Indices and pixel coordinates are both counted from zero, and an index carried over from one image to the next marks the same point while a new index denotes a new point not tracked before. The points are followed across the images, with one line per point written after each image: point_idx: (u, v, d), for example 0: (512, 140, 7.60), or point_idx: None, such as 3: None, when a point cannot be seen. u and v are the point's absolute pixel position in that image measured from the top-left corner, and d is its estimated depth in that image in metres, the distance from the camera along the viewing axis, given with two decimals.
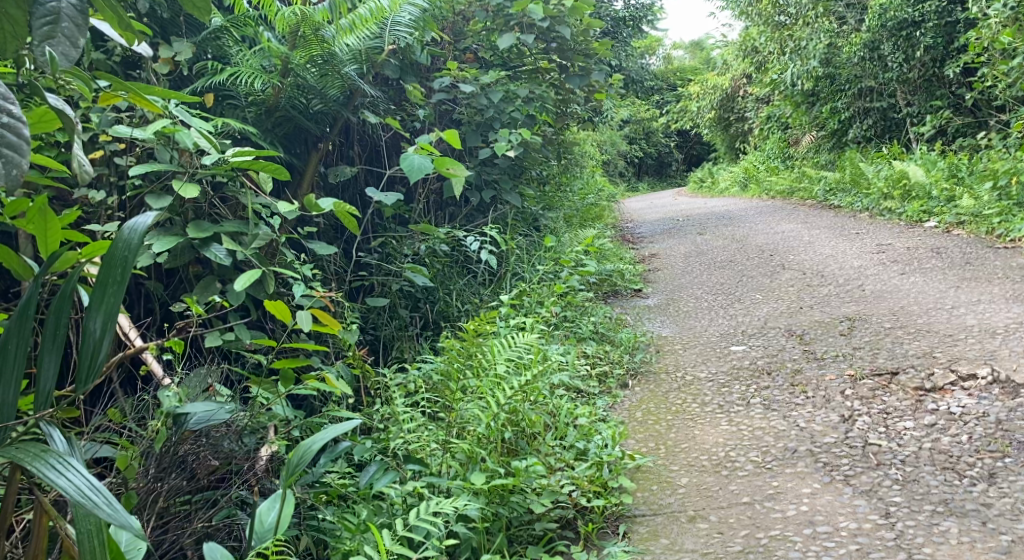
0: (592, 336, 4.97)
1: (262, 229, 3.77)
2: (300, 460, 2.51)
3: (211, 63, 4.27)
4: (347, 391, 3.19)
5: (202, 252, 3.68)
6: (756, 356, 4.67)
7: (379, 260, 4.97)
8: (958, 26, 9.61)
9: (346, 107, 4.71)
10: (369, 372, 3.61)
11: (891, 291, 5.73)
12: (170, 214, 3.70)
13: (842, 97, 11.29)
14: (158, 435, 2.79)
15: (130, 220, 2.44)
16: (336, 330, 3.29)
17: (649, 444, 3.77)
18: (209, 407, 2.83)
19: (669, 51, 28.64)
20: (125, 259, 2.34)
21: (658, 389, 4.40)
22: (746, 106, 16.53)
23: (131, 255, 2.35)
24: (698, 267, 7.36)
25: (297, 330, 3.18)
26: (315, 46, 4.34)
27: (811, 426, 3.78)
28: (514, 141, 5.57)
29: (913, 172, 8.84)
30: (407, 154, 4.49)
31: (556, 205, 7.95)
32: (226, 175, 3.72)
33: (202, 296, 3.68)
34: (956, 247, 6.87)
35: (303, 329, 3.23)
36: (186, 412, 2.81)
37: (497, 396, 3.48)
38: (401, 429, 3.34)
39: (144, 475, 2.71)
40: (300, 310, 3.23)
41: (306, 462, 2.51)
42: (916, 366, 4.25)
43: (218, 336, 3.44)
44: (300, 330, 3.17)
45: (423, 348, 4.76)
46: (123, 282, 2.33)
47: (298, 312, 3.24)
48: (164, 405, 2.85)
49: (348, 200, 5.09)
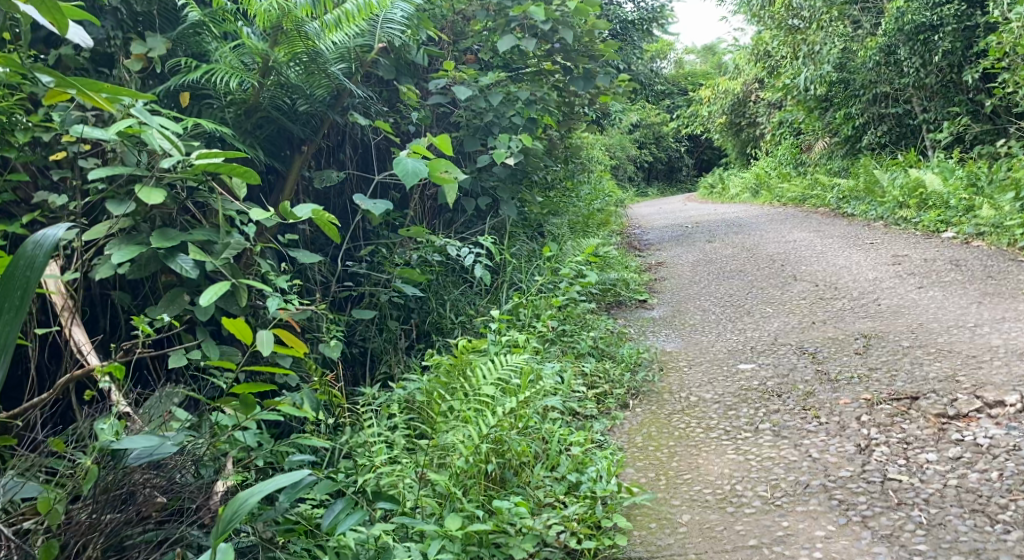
0: (591, 351, 4.69)
1: (234, 238, 3.49)
2: (233, 516, 2.25)
3: (185, 60, 4.00)
4: (312, 420, 2.94)
5: (167, 263, 3.41)
6: (766, 376, 4.37)
7: (367, 269, 4.70)
8: (978, 30, 9.27)
9: (332, 108, 4.43)
10: (339, 399, 3.36)
11: (909, 307, 5.42)
12: (135, 220, 3.44)
13: (857, 102, 10.94)
14: (88, 475, 2.56)
15: (41, 235, 2.45)
16: (303, 351, 3.05)
17: (649, 473, 3.49)
18: (149, 443, 2.61)
19: (680, 55, 28.32)
20: (26, 280, 2.36)
21: (659, 410, 4.11)
22: (757, 111, 16.22)
23: (37, 275, 2.38)
24: (706, 277, 7.07)
25: (258, 350, 2.95)
26: (298, 43, 4.07)
27: (824, 457, 3.49)
28: (514, 147, 5.27)
29: (930, 181, 8.53)
30: (399, 158, 4.20)
31: (561, 210, 7.66)
32: (196, 180, 3.45)
33: (167, 309, 3.39)
34: (976, 259, 6.56)
35: (265, 350, 2.98)
36: (124, 448, 2.62)
37: (481, 423, 3.21)
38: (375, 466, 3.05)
39: (64, 519, 2.51)
40: (262, 329, 3.01)
41: (239, 518, 2.25)
42: (938, 391, 3.94)
43: (182, 356, 3.23)
44: (261, 351, 2.95)
45: (411, 364, 4.51)
46: (21, 305, 2.34)
47: (260, 332, 3.01)
48: (98, 440, 2.63)
49: (336, 207, 4.83)
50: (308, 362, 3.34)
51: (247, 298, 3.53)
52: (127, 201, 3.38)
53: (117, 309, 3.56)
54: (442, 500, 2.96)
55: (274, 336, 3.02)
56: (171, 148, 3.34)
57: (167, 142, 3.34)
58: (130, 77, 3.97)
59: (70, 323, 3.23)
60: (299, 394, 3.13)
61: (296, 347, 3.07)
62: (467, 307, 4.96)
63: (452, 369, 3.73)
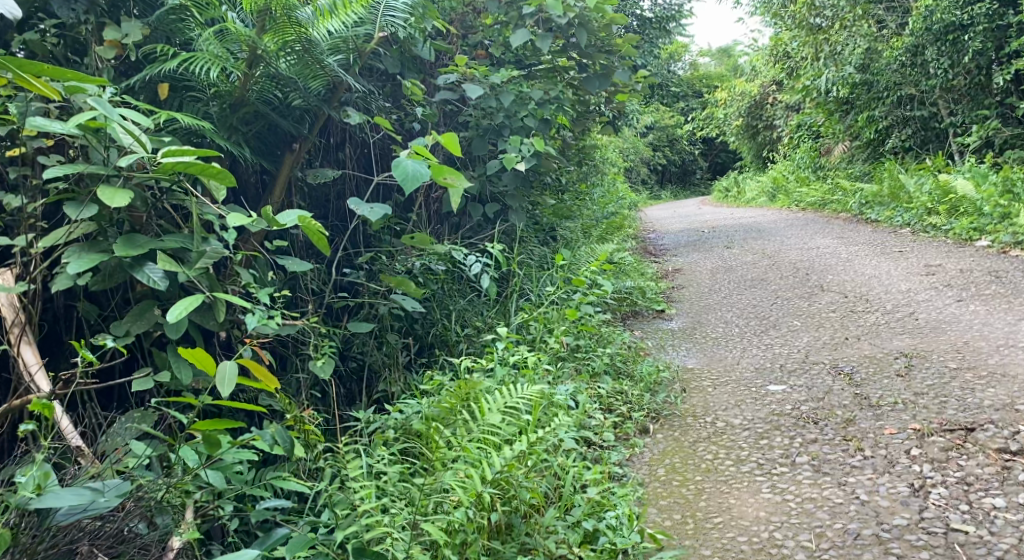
0: (607, 369, 4.30)
1: (211, 245, 3.04)
2: None
3: (164, 48, 3.52)
4: (284, 466, 2.66)
5: (133, 274, 2.95)
6: (800, 400, 3.95)
7: (366, 278, 4.32)
8: (1010, 30, 8.76)
9: (328, 103, 4.00)
10: (316, 439, 2.99)
11: (950, 322, 5.01)
12: (100, 224, 2.97)
13: (879, 105, 10.47)
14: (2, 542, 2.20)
15: None
16: (273, 386, 2.77)
17: (675, 517, 3.12)
18: (80, 500, 2.28)
19: (696, 56, 27.79)
20: None
21: (683, 438, 3.71)
22: (775, 113, 15.78)
23: None
24: (726, 285, 6.67)
25: (219, 384, 2.62)
26: (289, 31, 3.62)
27: (875, 500, 3.10)
28: (525, 151, 4.86)
29: (961, 186, 8.03)
30: (399, 161, 3.77)
31: (573, 213, 7.24)
32: (169, 179, 2.99)
33: (133, 325, 2.96)
34: (1018, 270, 6.13)
35: (228, 382, 2.66)
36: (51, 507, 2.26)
37: (485, 464, 2.84)
38: (357, 523, 2.68)
39: None
40: (226, 360, 2.69)
41: None
42: (997, 422, 3.53)
43: (149, 379, 2.84)
44: (222, 385, 2.63)
45: (413, 381, 4.14)
46: None
47: (224, 363, 2.68)
48: (17, 497, 2.26)
49: (332, 211, 4.44)
50: (283, 396, 2.97)
51: (225, 313, 3.11)
52: (90, 203, 2.91)
53: (84, 320, 3.10)
54: (438, 556, 2.61)
55: (238, 367, 2.70)
56: (133, 143, 2.91)
57: (128, 136, 2.90)
58: (103, 65, 3.51)
59: (20, 341, 2.83)
60: (269, 429, 2.76)
61: (266, 382, 2.77)
62: (474, 319, 4.57)
63: (456, 393, 3.36)
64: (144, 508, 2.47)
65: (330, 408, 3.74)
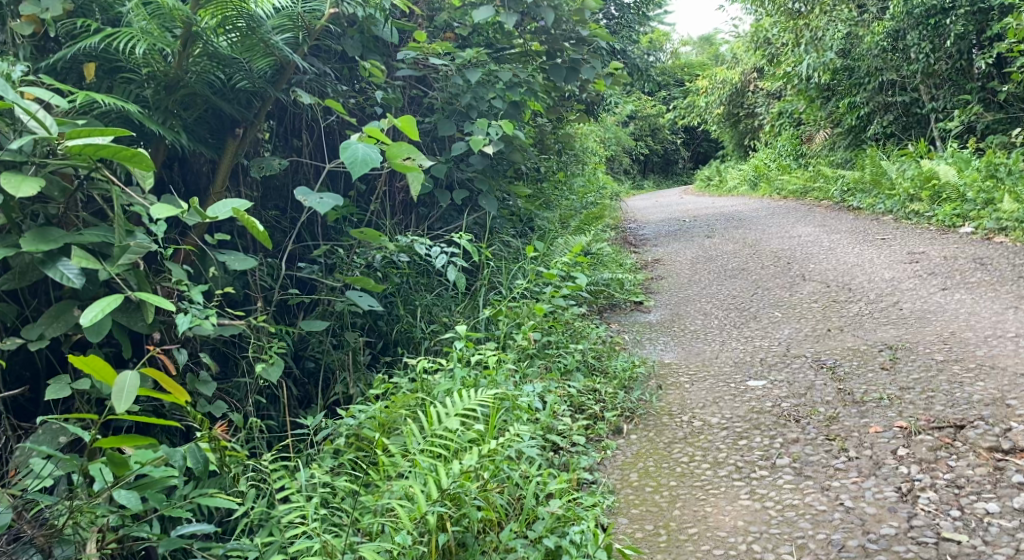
0: (579, 367, 4.06)
1: (136, 239, 2.77)
2: None
3: (87, 21, 3.23)
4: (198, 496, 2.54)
5: (46, 271, 2.68)
6: (781, 396, 3.73)
7: (322, 273, 4.07)
8: (992, 13, 8.58)
9: (275, 85, 3.73)
10: (238, 455, 2.75)
11: (936, 312, 4.80)
12: (10, 217, 2.67)
13: (861, 91, 10.27)
14: None
15: None
16: (181, 398, 2.57)
17: (647, 528, 2.91)
18: None
19: (678, 45, 27.53)
20: None
21: (658, 439, 3.48)
22: (756, 102, 15.55)
23: None
24: (706, 275, 6.45)
25: (116, 396, 2.41)
26: (229, 6, 3.33)
27: (860, 507, 2.89)
28: (493, 134, 4.59)
29: (944, 172, 7.83)
30: (349, 141, 3.55)
31: (549, 204, 6.99)
32: (87, 167, 2.72)
33: (50, 328, 2.71)
34: (1003, 257, 5.93)
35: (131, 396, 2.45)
36: None
37: (434, 480, 2.62)
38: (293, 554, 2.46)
39: None
40: (126, 371, 2.47)
41: None
42: (987, 418, 3.32)
43: (66, 385, 2.62)
44: (119, 396, 2.42)
45: (372, 381, 3.89)
46: None
47: (124, 375, 2.46)
48: None
49: (286, 202, 4.19)
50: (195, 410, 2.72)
51: (155, 313, 2.85)
52: None
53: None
54: None
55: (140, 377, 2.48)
56: (31, 122, 2.66)
57: (26, 115, 2.65)
58: (20, 42, 3.24)
59: None
60: (181, 448, 2.60)
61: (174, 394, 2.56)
62: (440, 315, 4.31)
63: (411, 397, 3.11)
64: (41, 537, 2.35)
65: (281, 413, 3.51)
